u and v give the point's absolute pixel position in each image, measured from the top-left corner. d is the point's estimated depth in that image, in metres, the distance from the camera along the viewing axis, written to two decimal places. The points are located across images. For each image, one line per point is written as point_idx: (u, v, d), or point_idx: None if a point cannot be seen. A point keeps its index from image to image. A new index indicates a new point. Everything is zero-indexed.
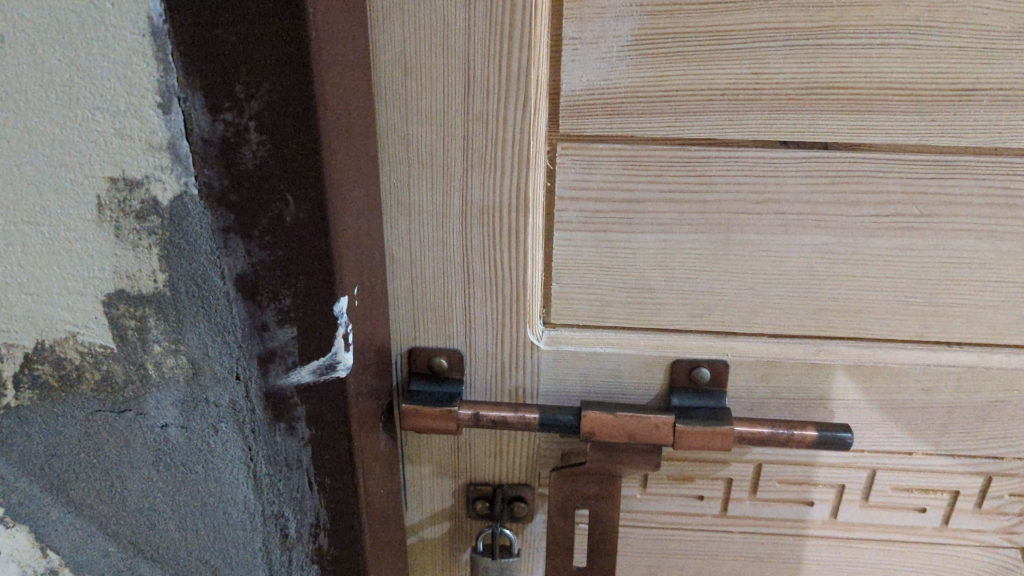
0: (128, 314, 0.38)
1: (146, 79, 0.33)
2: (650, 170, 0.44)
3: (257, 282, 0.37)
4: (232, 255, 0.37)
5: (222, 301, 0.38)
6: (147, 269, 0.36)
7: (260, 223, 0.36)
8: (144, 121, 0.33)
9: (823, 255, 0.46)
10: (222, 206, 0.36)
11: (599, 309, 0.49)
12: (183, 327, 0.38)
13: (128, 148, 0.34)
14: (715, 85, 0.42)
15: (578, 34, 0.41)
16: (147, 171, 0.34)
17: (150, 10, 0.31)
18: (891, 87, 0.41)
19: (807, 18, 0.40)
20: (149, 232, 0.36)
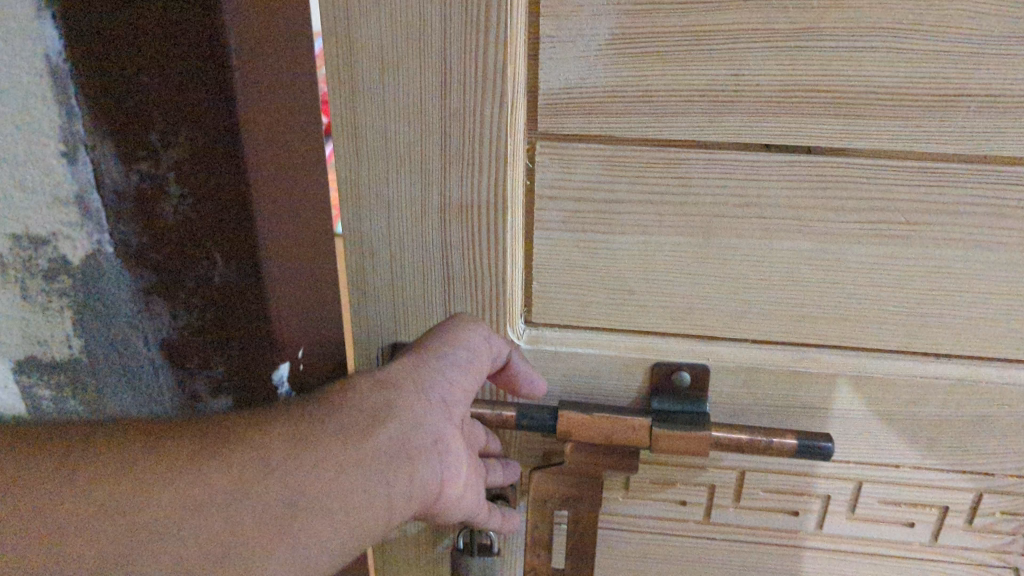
0: (41, 376, 0.52)
1: (50, 126, 0.44)
2: (629, 171, 0.44)
3: (185, 346, 0.51)
4: (155, 315, 0.50)
5: (144, 365, 0.52)
6: (59, 336, 0.51)
7: (186, 282, 0.48)
8: (48, 174, 0.45)
9: (805, 261, 0.45)
10: (149, 261, 0.48)
11: (580, 310, 0.48)
12: (97, 389, 0.53)
13: (25, 201, 0.46)
14: (694, 86, 0.41)
15: (555, 32, 0.41)
16: (54, 231, 0.47)
17: (47, 49, 0.42)
18: (873, 91, 0.40)
19: (787, 19, 0.39)
20: (58, 295, 0.49)
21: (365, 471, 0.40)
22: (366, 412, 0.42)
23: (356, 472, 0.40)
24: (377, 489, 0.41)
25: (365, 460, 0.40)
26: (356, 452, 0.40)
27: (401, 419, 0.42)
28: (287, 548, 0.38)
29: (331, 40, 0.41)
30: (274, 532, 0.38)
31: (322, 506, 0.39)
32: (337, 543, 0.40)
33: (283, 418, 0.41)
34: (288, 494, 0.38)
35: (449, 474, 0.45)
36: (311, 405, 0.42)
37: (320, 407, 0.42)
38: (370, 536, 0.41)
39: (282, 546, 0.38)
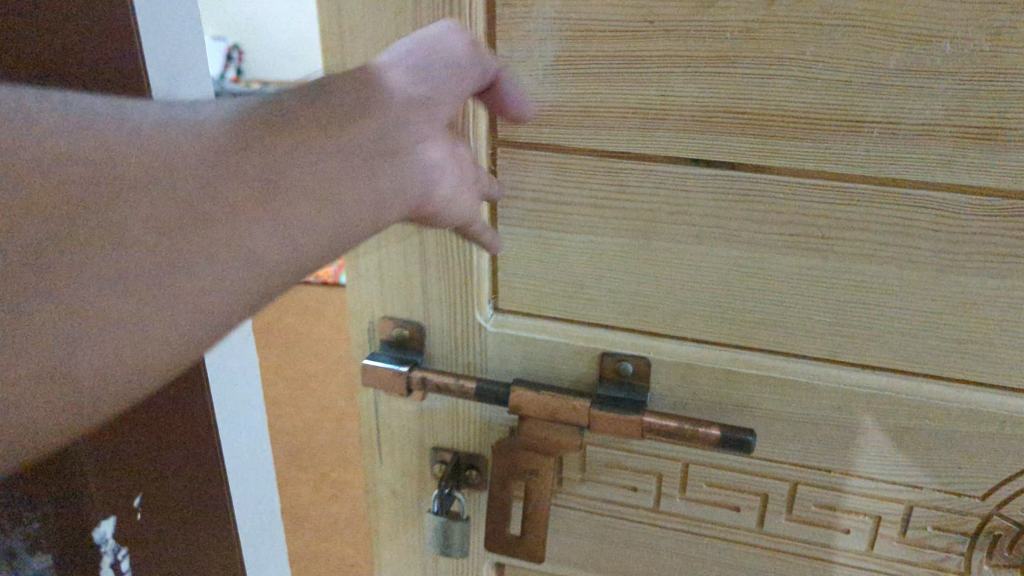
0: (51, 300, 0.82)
1: None
2: (575, 176, 0.50)
3: None
4: None
5: None
6: None
7: None
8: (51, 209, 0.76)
9: (735, 266, 0.49)
10: None
11: (539, 299, 0.54)
12: None
13: None
14: (627, 104, 0.47)
15: (510, 52, 0.48)
16: None
17: None
18: (785, 115, 0.45)
19: (705, 48, 0.45)
20: None
21: (364, 160, 0.36)
22: (361, 102, 0.37)
23: (332, 166, 0.35)
24: (365, 187, 0.36)
25: (349, 148, 0.35)
26: (338, 141, 0.35)
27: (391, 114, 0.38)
28: (247, 231, 0.32)
29: (330, 45, 0.51)
30: (239, 216, 0.32)
31: (285, 190, 0.33)
32: (317, 239, 0.35)
33: (233, 114, 0.33)
34: (246, 178, 0.32)
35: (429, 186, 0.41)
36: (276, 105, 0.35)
37: (309, 94, 0.36)
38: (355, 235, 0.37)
39: (238, 233, 0.32)
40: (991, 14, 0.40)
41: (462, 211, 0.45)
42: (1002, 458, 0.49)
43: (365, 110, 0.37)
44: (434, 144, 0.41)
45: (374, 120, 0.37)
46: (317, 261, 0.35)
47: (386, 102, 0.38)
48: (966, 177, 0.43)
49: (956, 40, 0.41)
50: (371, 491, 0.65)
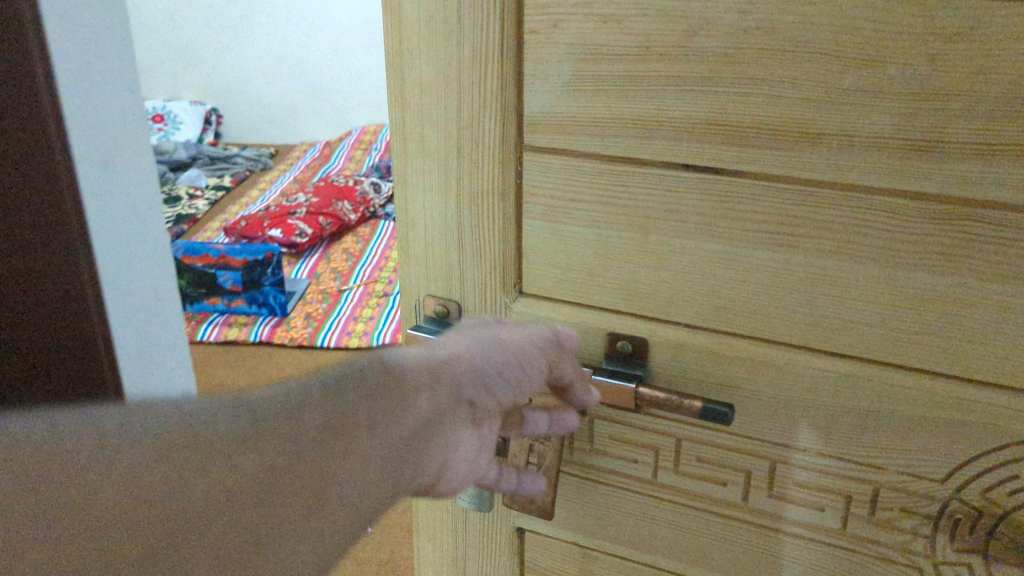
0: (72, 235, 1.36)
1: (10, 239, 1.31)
2: (586, 177, 0.59)
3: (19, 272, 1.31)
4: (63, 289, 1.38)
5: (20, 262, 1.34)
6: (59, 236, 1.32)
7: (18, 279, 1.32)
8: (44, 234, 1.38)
9: (720, 259, 0.57)
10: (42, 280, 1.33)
11: (556, 285, 0.63)
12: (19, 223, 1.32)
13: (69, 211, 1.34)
14: (628, 116, 0.56)
15: (533, 70, 0.57)
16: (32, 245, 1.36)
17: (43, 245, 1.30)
18: (759, 127, 0.53)
19: (691, 71, 0.53)
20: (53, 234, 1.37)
21: (388, 451, 0.46)
22: (431, 377, 0.50)
23: (361, 454, 0.45)
24: (377, 473, 0.45)
25: (389, 442, 0.46)
26: (391, 433, 0.46)
27: (445, 394, 0.50)
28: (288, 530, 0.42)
29: (393, 62, 0.61)
30: (279, 518, 0.42)
31: (306, 483, 0.43)
32: (336, 524, 0.44)
33: (309, 407, 0.44)
34: (286, 471, 0.42)
35: (450, 468, 0.50)
36: (351, 388, 0.46)
37: (335, 409, 0.45)
38: (373, 508, 0.45)
39: (263, 522, 0.42)
40: (928, 44, 0.47)
41: (490, 471, 0.54)
42: (956, 443, 0.54)
43: (423, 414, 0.48)
44: (468, 423, 0.51)
45: (422, 416, 0.48)
46: (337, 547, 0.44)
47: (446, 383, 0.50)
48: (910, 183, 0.50)
49: (898, 66, 0.48)
50: None
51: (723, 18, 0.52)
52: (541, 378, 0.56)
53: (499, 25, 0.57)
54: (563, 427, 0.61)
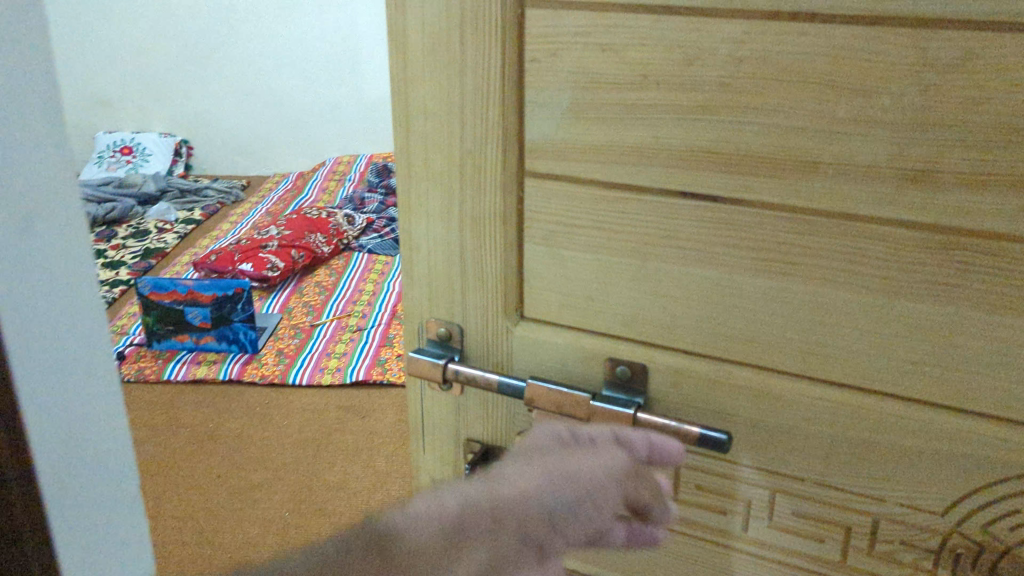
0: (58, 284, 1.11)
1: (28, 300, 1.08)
2: (586, 204, 0.59)
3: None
4: None
5: None
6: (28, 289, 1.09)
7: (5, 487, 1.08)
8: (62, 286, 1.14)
9: (717, 285, 0.57)
10: None
11: (556, 310, 0.63)
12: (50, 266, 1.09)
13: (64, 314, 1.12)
14: (628, 143, 0.57)
15: (535, 97, 0.58)
16: None
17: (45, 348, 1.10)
18: (755, 155, 0.53)
19: (689, 99, 0.54)
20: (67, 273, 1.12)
21: None
22: (477, 519, 0.46)
23: None
24: None
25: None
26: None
27: (503, 539, 0.46)
28: None
29: (398, 89, 0.62)
30: None
31: None
32: None
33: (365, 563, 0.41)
34: None
35: None
36: (398, 551, 0.42)
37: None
38: None
39: None
40: (923, 74, 0.47)
41: None
42: (956, 477, 0.54)
43: (491, 561, 0.45)
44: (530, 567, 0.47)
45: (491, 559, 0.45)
46: None
47: (513, 522, 0.48)
48: (907, 213, 0.50)
49: (893, 96, 0.49)
50: (416, 475, 0.75)
51: (719, 47, 0.52)
52: (612, 508, 0.53)
53: (501, 53, 0.57)
54: (645, 543, 0.57)
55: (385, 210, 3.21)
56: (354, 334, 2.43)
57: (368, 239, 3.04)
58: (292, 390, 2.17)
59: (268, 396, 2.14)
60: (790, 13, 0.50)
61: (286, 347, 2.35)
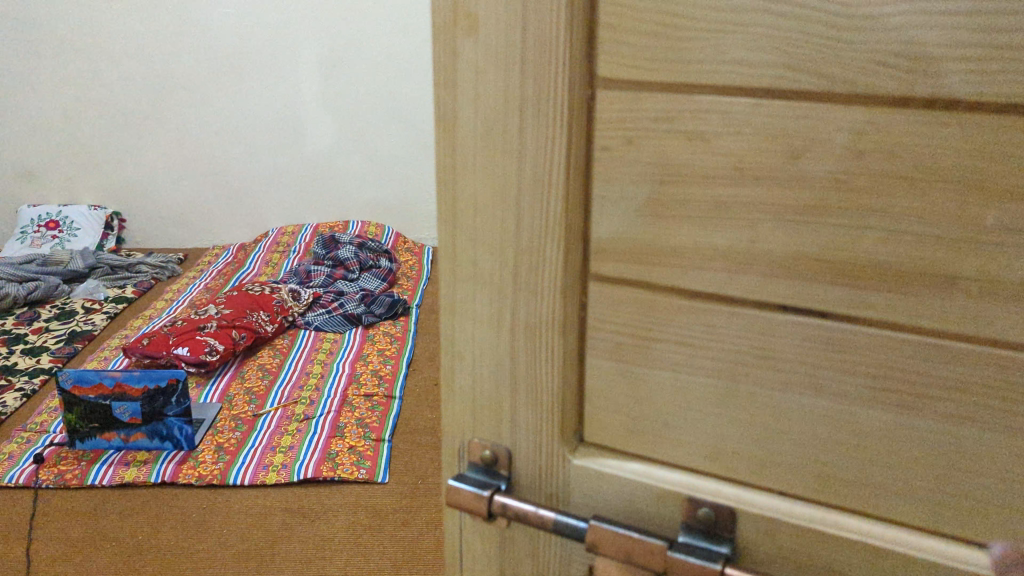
0: None
1: None
2: (663, 314, 0.50)
3: None
4: None
5: None
6: None
7: None
8: None
9: (825, 417, 0.48)
10: None
11: (624, 436, 0.54)
12: None
13: None
14: (717, 247, 0.48)
15: (604, 190, 0.49)
16: None
17: None
18: (877, 267, 0.45)
19: (796, 197, 0.45)
20: None
21: None
22: None
23: None
24: None
25: None
26: None
27: None
28: None
29: (444, 177, 0.53)
30: None
31: None
32: None
33: None
34: None
35: None
36: None
37: None
38: None
39: None
40: None
41: None
42: None
43: None
44: None
45: None
46: None
47: None
48: None
49: None
50: None
51: (833, 138, 0.43)
52: None
53: (564, 139, 0.49)
54: None
55: (329, 284, 3.29)
56: (302, 422, 2.50)
57: (316, 316, 3.11)
58: (242, 497, 2.19)
59: (203, 495, 2.20)
60: (925, 99, 0.41)
61: (222, 440, 2.41)
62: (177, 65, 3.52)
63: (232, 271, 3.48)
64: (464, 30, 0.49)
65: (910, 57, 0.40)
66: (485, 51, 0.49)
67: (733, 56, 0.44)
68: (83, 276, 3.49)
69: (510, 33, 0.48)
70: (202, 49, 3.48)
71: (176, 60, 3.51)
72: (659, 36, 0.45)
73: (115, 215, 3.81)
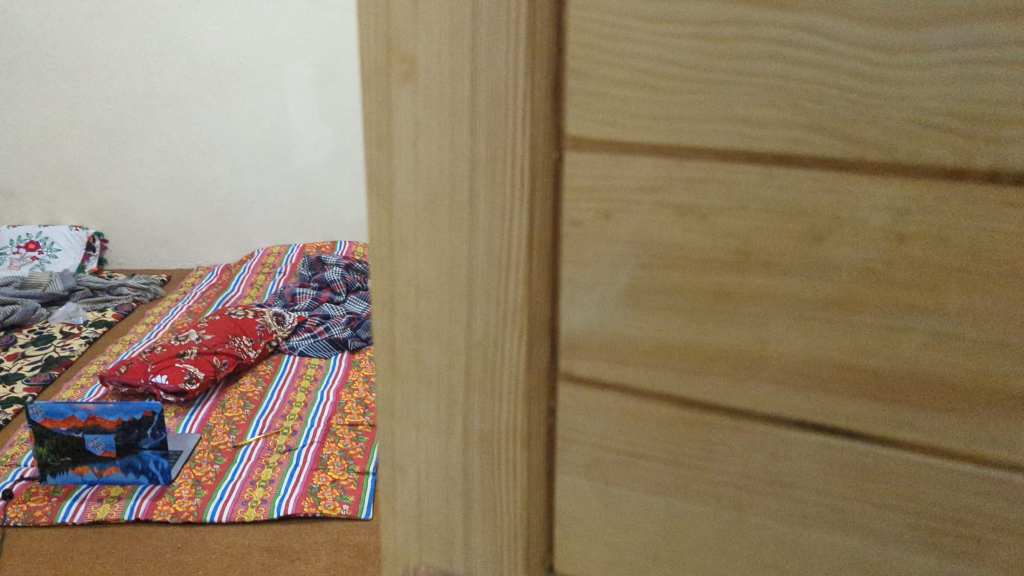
0: None
1: None
2: (649, 427, 0.41)
3: None
4: None
5: None
6: None
7: None
8: None
9: (855, 561, 0.39)
10: None
11: (604, 566, 0.45)
12: None
13: None
14: (717, 347, 0.38)
15: (576, 275, 0.40)
16: None
17: None
18: (919, 381, 0.35)
19: (816, 290, 0.36)
20: None
21: None
22: None
23: None
24: None
25: None
26: None
27: None
28: None
29: (380, 252, 0.43)
30: None
31: None
32: None
33: None
34: None
35: None
36: None
37: None
38: None
39: None
40: None
41: None
42: None
43: None
44: None
45: None
46: None
47: None
48: None
49: None
50: None
51: (865, 217, 0.34)
52: None
53: (522, 215, 0.39)
54: None
55: (314, 306, 3.19)
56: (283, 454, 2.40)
57: (300, 341, 3.01)
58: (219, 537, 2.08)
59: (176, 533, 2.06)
60: (987, 171, 0.32)
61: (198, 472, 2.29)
62: (159, 80, 3.42)
63: (213, 291, 3.36)
64: (400, 76, 0.39)
65: (969, 118, 0.31)
66: (426, 103, 0.39)
67: (736, 114, 0.34)
68: (61, 299, 3.37)
69: (456, 82, 0.38)
70: (184, 65, 3.38)
71: (157, 75, 3.41)
72: (644, 86, 0.35)
73: (94, 236, 3.68)
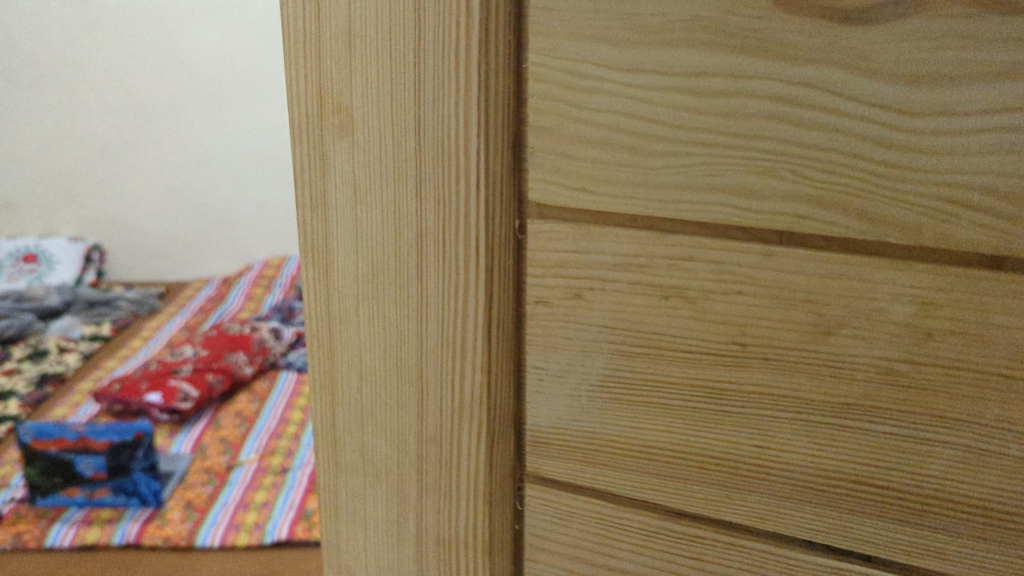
0: None
1: None
2: (632, 537, 0.35)
3: None
4: None
5: None
6: None
7: None
8: None
9: None
10: None
11: None
12: None
13: None
14: (707, 452, 0.32)
15: (542, 361, 0.34)
16: None
17: None
18: (950, 505, 0.29)
19: (826, 392, 0.30)
20: None
21: None
22: None
23: None
24: None
25: None
26: None
27: None
28: None
29: (318, 328, 0.38)
30: None
31: None
32: None
33: None
34: None
35: None
36: None
37: None
38: None
39: None
40: None
41: None
42: None
43: None
44: None
45: None
46: None
47: None
48: None
49: None
50: None
51: (885, 310, 0.28)
52: None
53: (473, 296, 0.33)
54: None
55: None
56: None
57: None
58: None
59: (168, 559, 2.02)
60: None
61: None
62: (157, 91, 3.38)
63: None
64: (334, 129, 0.34)
65: (1013, 196, 0.25)
66: (365, 161, 0.33)
67: (726, 184, 0.28)
68: None
69: (398, 139, 0.32)
70: None
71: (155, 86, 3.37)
72: (617, 147, 0.30)
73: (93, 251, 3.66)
